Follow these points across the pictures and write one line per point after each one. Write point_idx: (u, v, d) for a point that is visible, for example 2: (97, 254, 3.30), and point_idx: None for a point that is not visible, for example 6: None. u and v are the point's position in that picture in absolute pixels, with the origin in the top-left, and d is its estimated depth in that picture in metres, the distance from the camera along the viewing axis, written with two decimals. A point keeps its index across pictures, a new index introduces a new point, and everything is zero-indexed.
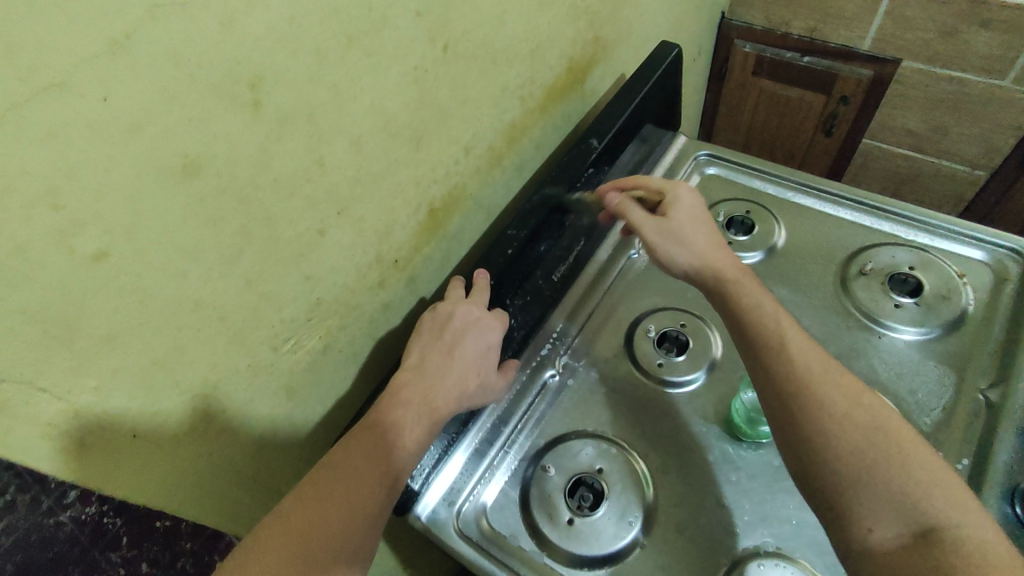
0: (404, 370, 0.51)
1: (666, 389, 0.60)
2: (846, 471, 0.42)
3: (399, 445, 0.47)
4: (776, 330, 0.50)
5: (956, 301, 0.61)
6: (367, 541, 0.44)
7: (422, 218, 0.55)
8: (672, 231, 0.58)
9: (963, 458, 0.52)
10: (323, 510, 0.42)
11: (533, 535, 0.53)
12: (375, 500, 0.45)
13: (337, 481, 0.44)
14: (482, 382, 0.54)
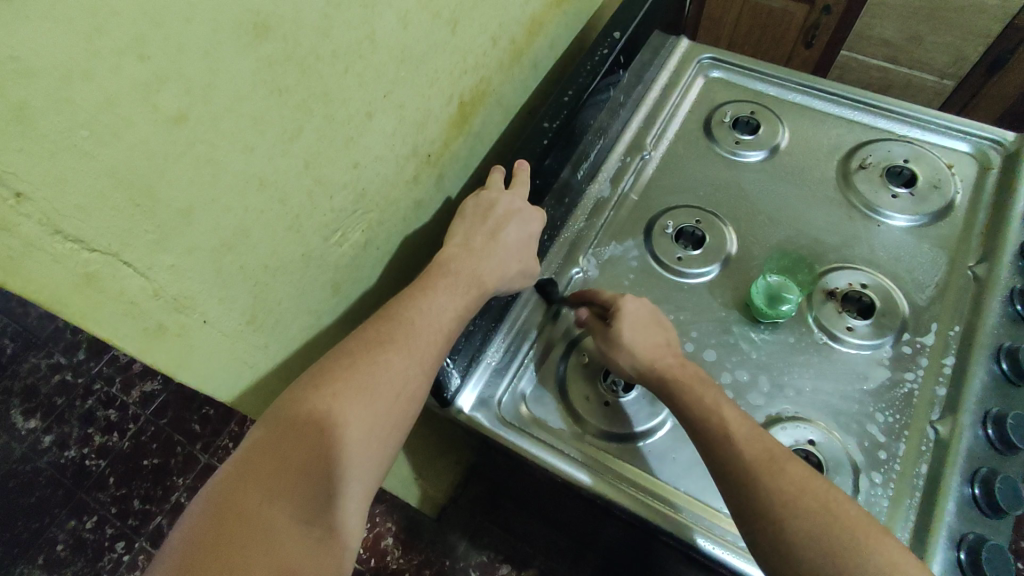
0: (447, 255, 0.51)
1: (685, 280, 0.63)
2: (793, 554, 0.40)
3: (443, 311, 0.48)
4: (713, 408, 0.48)
5: (946, 190, 0.65)
6: (422, 381, 0.45)
7: (452, 111, 0.54)
8: (612, 335, 0.53)
9: (954, 326, 0.58)
10: (384, 348, 0.44)
11: (572, 418, 0.56)
12: (429, 344, 0.46)
13: (395, 327, 0.45)
14: (522, 269, 0.54)
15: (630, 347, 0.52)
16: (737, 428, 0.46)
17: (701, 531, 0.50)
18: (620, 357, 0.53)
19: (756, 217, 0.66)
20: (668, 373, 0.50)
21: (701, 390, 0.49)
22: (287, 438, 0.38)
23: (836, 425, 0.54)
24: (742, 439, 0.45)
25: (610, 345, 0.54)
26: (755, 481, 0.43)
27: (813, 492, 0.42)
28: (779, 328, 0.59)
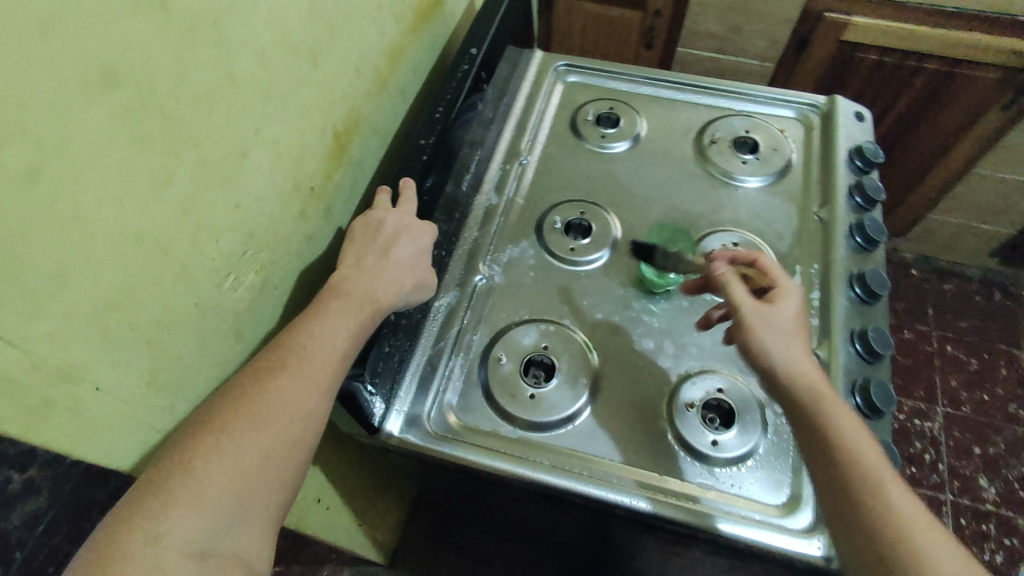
0: (340, 279, 0.51)
1: (580, 268, 0.67)
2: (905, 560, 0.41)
3: (337, 330, 0.47)
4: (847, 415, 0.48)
5: (784, 151, 0.74)
6: (321, 400, 0.45)
7: (327, 142, 0.54)
8: (773, 322, 0.52)
9: (813, 264, 0.66)
10: (276, 372, 0.43)
11: (501, 418, 0.58)
12: (324, 363, 0.46)
13: (288, 352, 0.45)
14: (419, 282, 0.55)
15: (784, 335, 0.51)
16: (842, 416, 0.47)
17: (642, 495, 0.53)
18: (772, 345, 0.51)
19: (633, 201, 0.72)
20: (806, 372, 0.49)
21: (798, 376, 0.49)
22: (174, 474, 0.37)
23: (737, 370, 0.60)
24: (847, 428, 0.46)
25: (771, 328, 0.51)
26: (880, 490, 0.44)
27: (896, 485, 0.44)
28: (672, 295, 0.65)
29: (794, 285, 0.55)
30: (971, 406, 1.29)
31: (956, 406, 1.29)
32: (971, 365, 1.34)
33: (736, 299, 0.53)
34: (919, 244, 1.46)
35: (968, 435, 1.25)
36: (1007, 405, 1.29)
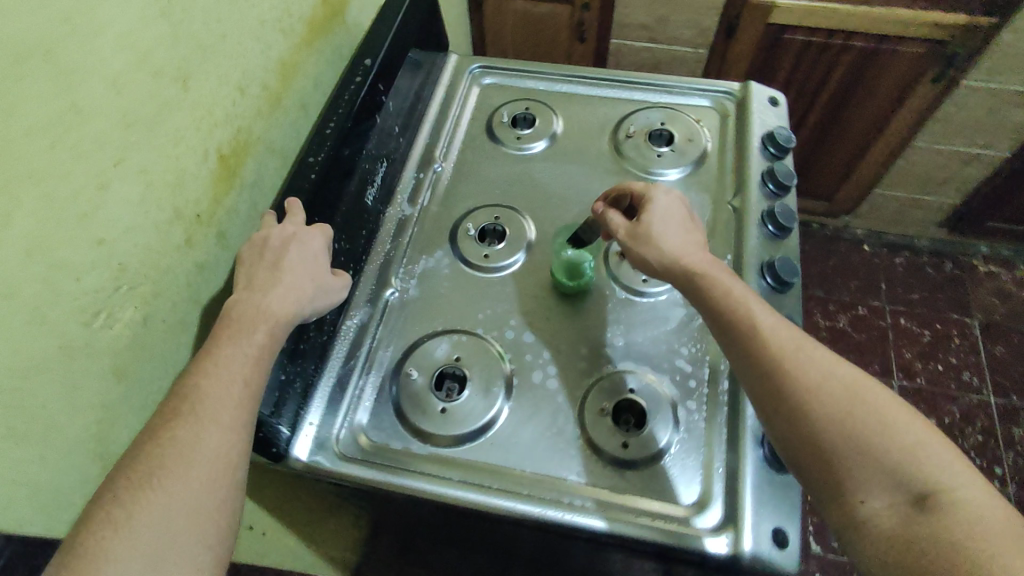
0: (234, 303, 0.49)
1: (496, 274, 0.66)
2: (843, 438, 0.45)
3: (229, 357, 0.45)
4: (743, 300, 0.53)
5: (698, 141, 0.74)
6: (232, 434, 0.42)
7: (212, 165, 0.53)
8: (645, 232, 0.59)
9: (726, 254, 0.66)
10: (173, 422, 0.41)
11: (413, 434, 0.57)
12: (226, 398, 0.43)
13: (181, 398, 0.42)
14: (319, 287, 0.54)
15: (660, 238, 0.59)
16: (772, 329, 0.51)
17: (554, 505, 0.53)
18: (649, 254, 0.58)
19: (549, 202, 0.71)
20: (691, 264, 0.56)
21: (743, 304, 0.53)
22: (76, 558, 0.35)
23: (650, 369, 0.59)
24: (781, 343, 0.50)
25: (643, 241, 0.59)
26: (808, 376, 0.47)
27: (842, 380, 0.47)
28: (586, 295, 0.64)
29: (668, 191, 0.63)
30: (924, 377, 1.30)
31: (911, 378, 1.30)
32: (924, 337, 1.35)
33: (616, 227, 0.61)
34: (868, 219, 1.47)
35: (922, 406, 1.27)
36: (960, 374, 1.30)
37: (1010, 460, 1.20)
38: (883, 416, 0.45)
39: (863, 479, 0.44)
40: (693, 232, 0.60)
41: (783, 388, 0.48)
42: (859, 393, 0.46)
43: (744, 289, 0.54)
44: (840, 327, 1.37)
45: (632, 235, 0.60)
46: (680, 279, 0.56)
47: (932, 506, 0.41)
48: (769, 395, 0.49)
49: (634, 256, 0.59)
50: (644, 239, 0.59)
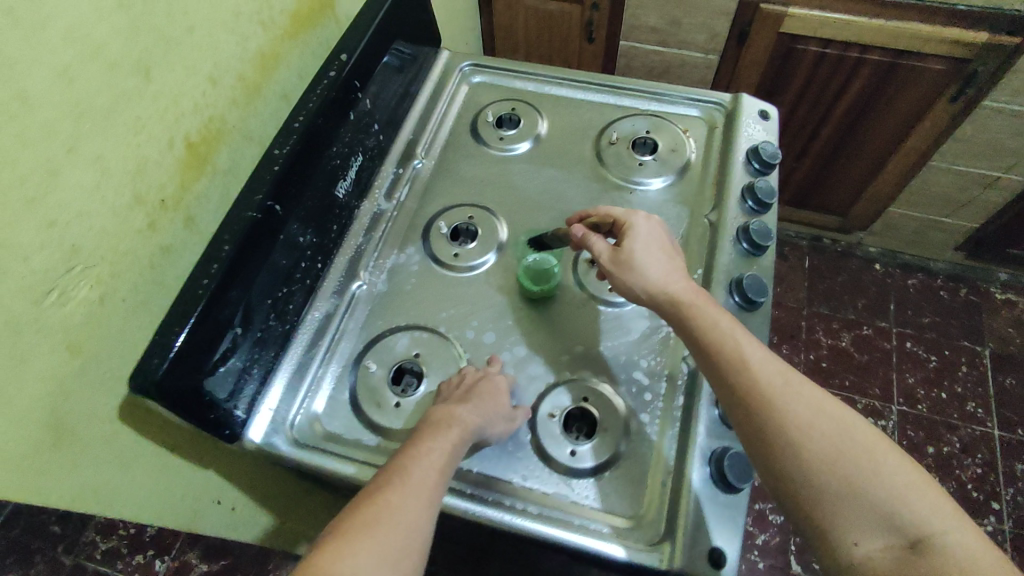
0: (429, 423, 0.52)
1: (465, 273, 0.66)
2: (839, 485, 0.44)
3: (419, 480, 0.48)
4: (736, 339, 0.51)
5: (682, 152, 0.73)
6: (428, 511, 0.47)
7: (180, 154, 0.54)
8: (627, 256, 0.58)
9: (697, 269, 0.65)
10: (382, 489, 0.47)
11: (367, 426, 0.58)
12: (427, 479, 0.48)
13: (375, 510, 0.45)
14: (502, 411, 0.55)
15: (643, 264, 0.57)
16: (759, 363, 0.49)
17: (498, 508, 0.53)
18: (633, 281, 0.57)
19: (524, 205, 0.71)
20: (680, 292, 0.55)
21: (733, 340, 0.51)
22: None
23: (605, 378, 0.59)
24: (771, 380, 0.48)
25: (624, 266, 0.58)
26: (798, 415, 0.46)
27: (833, 416, 0.46)
28: (551, 301, 0.64)
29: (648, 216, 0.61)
30: (926, 404, 1.26)
31: (912, 404, 1.26)
32: (931, 363, 1.31)
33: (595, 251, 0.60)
34: (882, 238, 1.42)
35: (921, 434, 1.23)
36: (965, 404, 1.26)
37: (1009, 496, 1.16)
38: (880, 462, 0.44)
39: (857, 522, 0.43)
40: (677, 264, 0.58)
41: (773, 426, 0.46)
42: (852, 436, 0.45)
43: (731, 323, 0.53)
44: (842, 347, 1.34)
45: (613, 260, 0.58)
46: (666, 308, 0.55)
47: (925, 553, 0.41)
48: (759, 442, 0.47)
49: (617, 281, 0.58)
50: (625, 265, 0.58)
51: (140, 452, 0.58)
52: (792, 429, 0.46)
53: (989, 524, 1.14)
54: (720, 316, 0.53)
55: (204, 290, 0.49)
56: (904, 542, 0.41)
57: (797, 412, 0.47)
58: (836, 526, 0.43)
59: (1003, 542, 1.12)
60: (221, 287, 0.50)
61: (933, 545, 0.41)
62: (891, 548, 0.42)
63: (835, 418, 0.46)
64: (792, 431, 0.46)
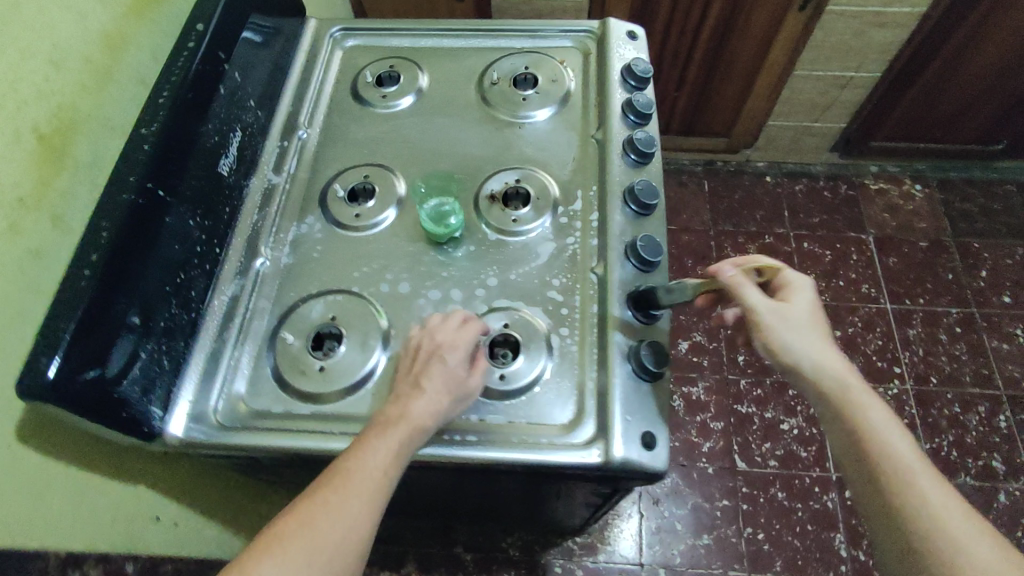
0: (383, 415, 0.51)
1: (369, 231, 0.66)
2: (941, 543, 0.46)
3: (362, 483, 0.48)
4: (874, 410, 0.52)
5: (562, 81, 0.75)
6: (368, 514, 0.47)
7: (30, 147, 0.50)
8: (790, 320, 0.55)
9: (593, 185, 0.67)
10: (323, 488, 0.47)
11: (294, 396, 0.58)
12: (371, 476, 0.48)
13: (311, 514, 0.46)
14: (461, 393, 0.53)
15: (803, 333, 0.54)
16: (880, 423, 0.51)
17: (438, 444, 0.54)
18: (795, 347, 0.54)
19: (418, 155, 0.71)
20: (839, 369, 0.53)
21: (882, 427, 0.51)
22: None
23: (521, 303, 0.61)
24: (915, 476, 0.48)
25: (789, 327, 0.54)
26: (908, 465, 0.49)
27: (977, 538, 0.45)
28: (459, 241, 0.64)
29: (802, 275, 0.58)
30: (829, 294, 1.37)
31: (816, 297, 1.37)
32: (826, 257, 1.42)
33: (753, 301, 0.55)
34: (766, 151, 1.52)
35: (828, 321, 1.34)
36: (859, 287, 1.38)
37: (907, 359, 1.30)
38: (975, 535, 0.46)
39: None
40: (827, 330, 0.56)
41: (879, 470, 0.49)
42: (952, 507, 0.47)
43: (885, 416, 0.52)
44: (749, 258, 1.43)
45: (776, 316, 0.55)
46: (821, 382, 0.53)
47: None
48: (866, 483, 0.50)
49: (773, 340, 0.54)
50: (785, 320, 0.55)
51: (54, 475, 0.55)
52: (896, 478, 0.48)
53: (896, 387, 1.27)
54: (872, 402, 0.52)
55: (88, 282, 0.46)
56: None
57: (900, 463, 0.49)
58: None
59: (908, 399, 1.26)
60: (107, 277, 0.47)
61: None
62: None
63: (941, 485, 0.48)
64: (895, 480, 0.48)
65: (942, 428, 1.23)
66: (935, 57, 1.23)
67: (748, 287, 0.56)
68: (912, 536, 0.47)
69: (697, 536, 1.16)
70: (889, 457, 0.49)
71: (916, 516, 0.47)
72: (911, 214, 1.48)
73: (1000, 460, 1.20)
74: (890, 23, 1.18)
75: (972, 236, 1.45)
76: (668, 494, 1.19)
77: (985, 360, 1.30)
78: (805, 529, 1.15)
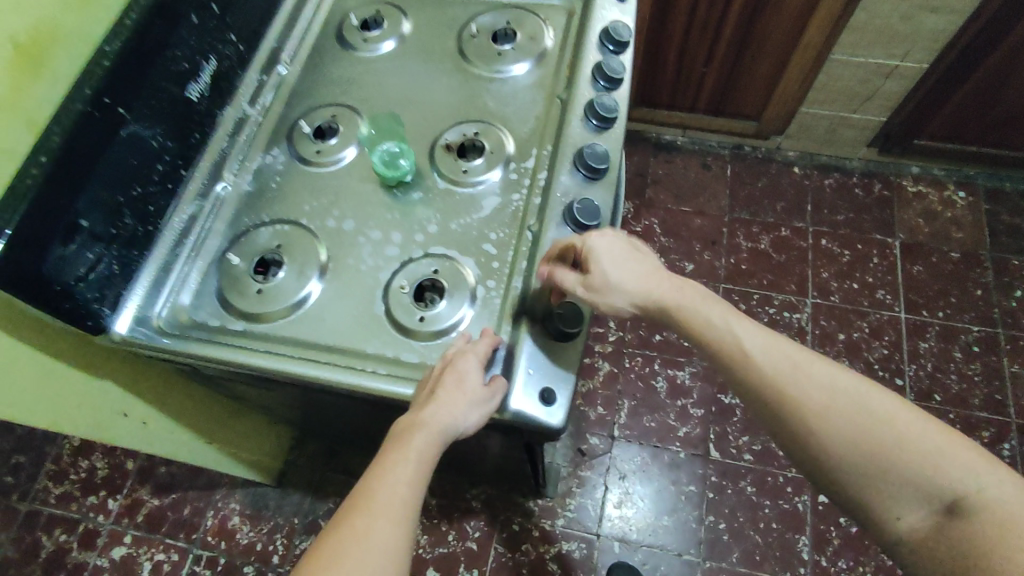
0: (401, 431, 0.53)
1: (328, 168, 0.68)
2: (874, 454, 0.49)
3: (385, 500, 0.50)
4: (759, 343, 0.56)
5: (540, 39, 0.74)
6: (399, 532, 0.49)
7: None
8: (605, 284, 0.58)
9: (548, 146, 0.67)
10: (352, 513, 0.49)
11: (231, 313, 0.61)
12: (398, 495, 0.50)
13: (342, 538, 0.48)
14: (479, 403, 0.53)
15: (622, 284, 0.59)
16: (762, 355, 0.55)
17: (348, 373, 0.57)
18: (616, 302, 0.59)
19: (387, 100, 0.72)
20: (662, 297, 0.60)
21: (726, 330, 0.57)
22: None
23: (455, 253, 0.62)
24: (775, 373, 0.54)
25: (604, 292, 0.58)
26: (808, 396, 0.52)
27: (839, 390, 0.52)
28: (408, 186, 0.66)
29: (606, 229, 0.60)
30: (839, 296, 1.31)
31: (825, 297, 1.31)
32: (844, 256, 1.36)
33: (567, 285, 0.57)
34: (799, 140, 1.45)
35: (833, 323, 1.29)
36: (874, 292, 1.32)
37: (912, 372, 1.24)
38: (900, 434, 0.48)
39: (896, 492, 0.48)
40: (647, 260, 0.61)
41: (794, 412, 0.52)
42: (867, 413, 0.50)
43: (723, 313, 0.58)
44: (761, 249, 1.38)
45: (590, 290, 0.57)
46: (654, 314, 0.60)
47: (966, 511, 0.45)
48: (786, 432, 0.53)
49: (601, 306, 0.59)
50: (598, 289, 0.58)
51: (19, 356, 0.61)
52: (807, 410, 0.52)
53: None
54: (708, 308, 0.59)
55: (34, 178, 0.50)
56: (939, 506, 0.46)
57: (801, 392, 0.52)
58: (876, 497, 0.49)
59: None
60: (54, 176, 0.52)
61: (974, 502, 0.45)
62: (930, 511, 0.47)
63: (847, 391, 0.51)
64: (805, 413, 0.52)
65: None
66: (991, 52, 1.13)
67: (558, 273, 0.58)
68: (844, 457, 0.50)
69: (658, 517, 1.16)
70: (794, 394, 0.52)
71: (838, 440, 0.50)
72: (948, 223, 1.38)
73: None
74: (944, 9, 1.08)
75: (1013, 253, 1.34)
76: (636, 472, 1.19)
77: (999, 385, 1.22)
78: (770, 526, 1.14)
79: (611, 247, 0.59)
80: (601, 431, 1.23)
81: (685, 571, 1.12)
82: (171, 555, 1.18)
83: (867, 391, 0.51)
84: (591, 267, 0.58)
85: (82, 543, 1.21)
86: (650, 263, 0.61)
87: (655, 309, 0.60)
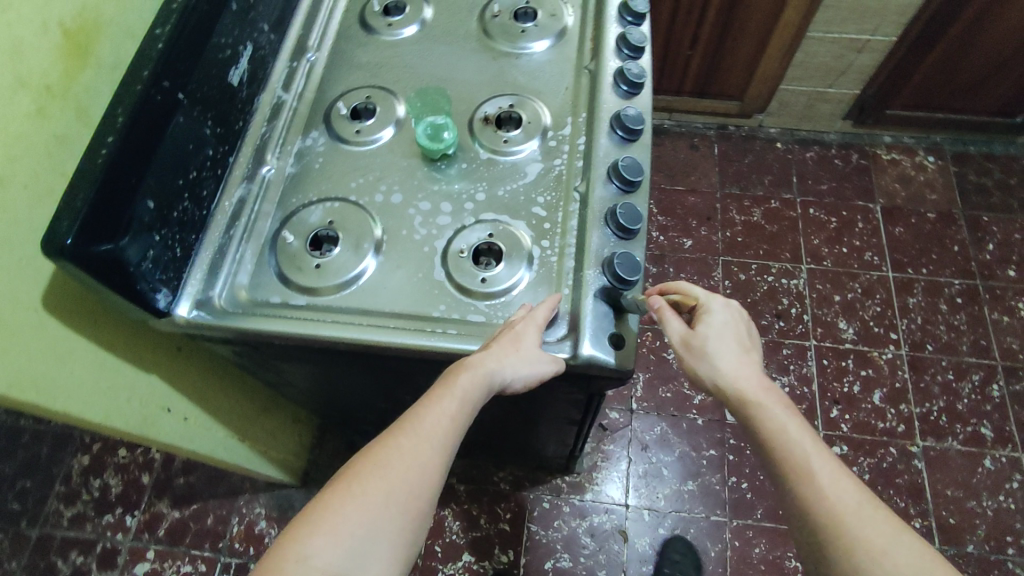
0: (454, 366, 0.55)
1: (369, 146, 0.70)
2: None
3: (429, 428, 0.52)
4: (833, 478, 0.52)
5: (560, 16, 0.77)
6: (436, 457, 0.52)
7: (58, 39, 0.55)
8: (700, 348, 0.58)
9: (582, 113, 0.70)
10: (394, 434, 0.52)
11: (292, 289, 0.62)
12: (440, 426, 0.53)
13: (382, 453, 0.51)
14: (530, 367, 0.55)
15: (717, 357, 0.58)
16: (831, 486, 0.51)
17: (418, 335, 0.58)
18: (704, 369, 0.58)
19: (418, 79, 0.74)
20: (749, 392, 0.57)
21: (800, 446, 0.54)
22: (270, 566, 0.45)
23: (506, 217, 0.64)
24: (839, 503, 0.50)
25: (697, 354, 0.59)
26: (865, 544, 0.48)
27: (902, 552, 0.47)
28: (451, 158, 0.68)
29: (724, 305, 0.60)
30: (831, 260, 1.38)
31: (818, 262, 1.38)
32: (832, 223, 1.43)
33: (668, 328, 0.60)
34: (779, 117, 1.52)
35: (828, 286, 1.36)
36: (863, 254, 1.39)
37: (904, 326, 1.31)
38: None
39: None
40: (752, 361, 0.59)
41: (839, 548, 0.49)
42: None
43: (801, 431, 0.55)
44: (754, 221, 1.44)
45: (682, 342, 0.59)
46: (732, 402, 0.58)
47: None
48: (825, 568, 0.50)
49: (688, 364, 0.59)
50: (695, 348, 0.59)
51: (75, 347, 0.60)
52: (856, 558, 0.48)
53: (890, 352, 1.29)
54: (788, 419, 0.55)
55: (103, 157, 0.51)
56: None
57: (860, 540, 0.48)
58: None
59: (902, 364, 1.27)
60: (120, 156, 0.52)
61: None
62: None
63: (913, 559, 0.47)
64: (853, 556, 0.48)
65: (934, 394, 1.24)
66: (954, 22, 1.22)
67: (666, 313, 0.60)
68: None
69: (683, 482, 1.19)
70: (851, 536, 0.49)
71: None
72: (923, 186, 1.47)
73: (990, 428, 1.21)
74: None
75: (983, 210, 1.43)
76: (656, 442, 1.23)
77: (984, 331, 1.30)
78: None
79: (722, 326, 0.59)
80: (621, 404, 1.26)
81: (713, 531, 1.15)
82: (198, 566, 1.16)
83: (936, 568, 0.47)
84: (698, 327, 0.60)
85: (102, 563, 1.17)
86: (757, 361, 0.59)
87: (737, 401, 0.57)
